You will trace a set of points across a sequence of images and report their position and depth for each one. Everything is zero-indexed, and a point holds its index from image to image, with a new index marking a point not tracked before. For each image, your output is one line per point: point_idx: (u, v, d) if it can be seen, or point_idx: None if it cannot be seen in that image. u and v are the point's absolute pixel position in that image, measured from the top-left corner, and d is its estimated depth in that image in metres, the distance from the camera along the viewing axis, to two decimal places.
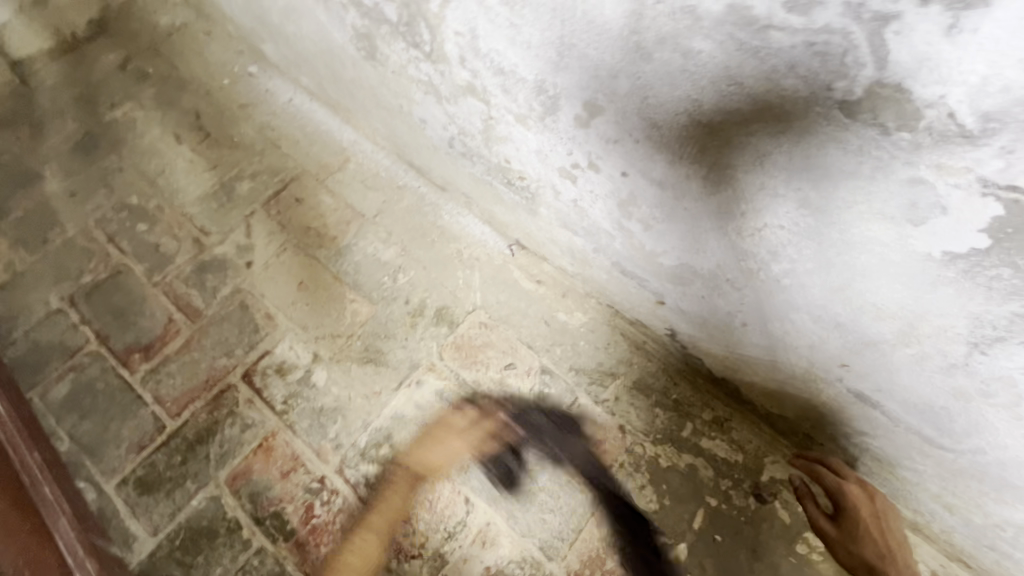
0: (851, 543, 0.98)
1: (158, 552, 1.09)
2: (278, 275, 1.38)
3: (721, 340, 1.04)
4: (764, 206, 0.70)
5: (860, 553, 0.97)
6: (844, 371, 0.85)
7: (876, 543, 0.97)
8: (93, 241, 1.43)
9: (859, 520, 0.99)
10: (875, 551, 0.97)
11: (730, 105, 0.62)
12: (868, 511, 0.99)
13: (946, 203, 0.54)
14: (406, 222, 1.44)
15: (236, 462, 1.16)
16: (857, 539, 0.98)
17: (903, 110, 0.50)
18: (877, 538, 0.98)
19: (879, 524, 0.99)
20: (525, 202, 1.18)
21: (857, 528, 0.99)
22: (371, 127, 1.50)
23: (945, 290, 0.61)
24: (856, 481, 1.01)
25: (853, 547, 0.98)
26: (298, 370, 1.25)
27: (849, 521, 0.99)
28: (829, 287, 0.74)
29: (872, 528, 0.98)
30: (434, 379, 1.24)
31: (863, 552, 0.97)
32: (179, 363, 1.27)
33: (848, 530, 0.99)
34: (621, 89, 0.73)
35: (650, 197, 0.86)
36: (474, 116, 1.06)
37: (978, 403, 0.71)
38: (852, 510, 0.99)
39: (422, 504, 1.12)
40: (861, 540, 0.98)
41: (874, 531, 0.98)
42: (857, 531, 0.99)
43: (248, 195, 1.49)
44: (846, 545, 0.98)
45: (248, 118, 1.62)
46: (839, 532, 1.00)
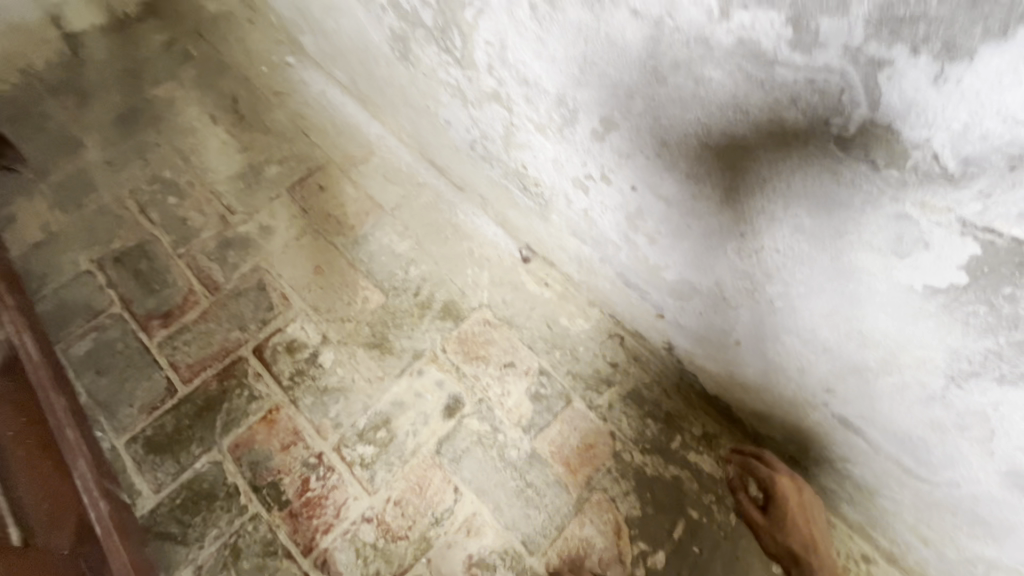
0: (778, 532, 1.05)
1: (159, 509, 1.13)
2: (296, 257, 1.43)
3: (716, 357, 1.07)
4: (762, 228, 0.74)
5: (784, 540, 1.03)
6: (830, 396, 0.88)
7: (803, 533, 1.03)
8: (125, 209, 1.50)
9: (785, 510, 1.05)
10: (802, 541, 1.02)
11: (736, 131, 0.66)
12: (797, 500, 1.05)
13: (928, 238, 0.57)
14: (423, 218, 1.49)
15: (240, 431, 1.21)
16: (783, 527, 1.04)
17: (892, 148, 0.53)
18: (804, 529, 1.03)
19: (805, 512, 1.04)
20: (539, 208, 1.22)
21: (785, 517, 1.05)
22: (397, 123, 1.55)
23: (926, 322, 0.64)
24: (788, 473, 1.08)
25: (780, 535, 1.04)
26: (306, 349, 1.31)
27: (778, 510, 1.06)
28: (819, 312, 0.77)
29: (797, 517, 1.04)
30: (435, 370, 1.29)
31: (789, 543, 1.03)
32: (195, 332, 1.33)
33: (775, 520, 1.06)
34: (635, 107, 0.77)
35: (656, 212, 0.90)
36: (496, 121, 1.11)
37: (954, 435, 0.73)
38: (781, 500, 1.06)
39: (413, 488, 1.16)
40: (789, 530, 1.04)
41: (801, 524, 1.03)
42: (784, 520, 1.05)
43: (275, 179, 1.55)
44: (774, 533, 1.05)
45: (281, 106, 1.68)
46: (768, 520, 1.07)
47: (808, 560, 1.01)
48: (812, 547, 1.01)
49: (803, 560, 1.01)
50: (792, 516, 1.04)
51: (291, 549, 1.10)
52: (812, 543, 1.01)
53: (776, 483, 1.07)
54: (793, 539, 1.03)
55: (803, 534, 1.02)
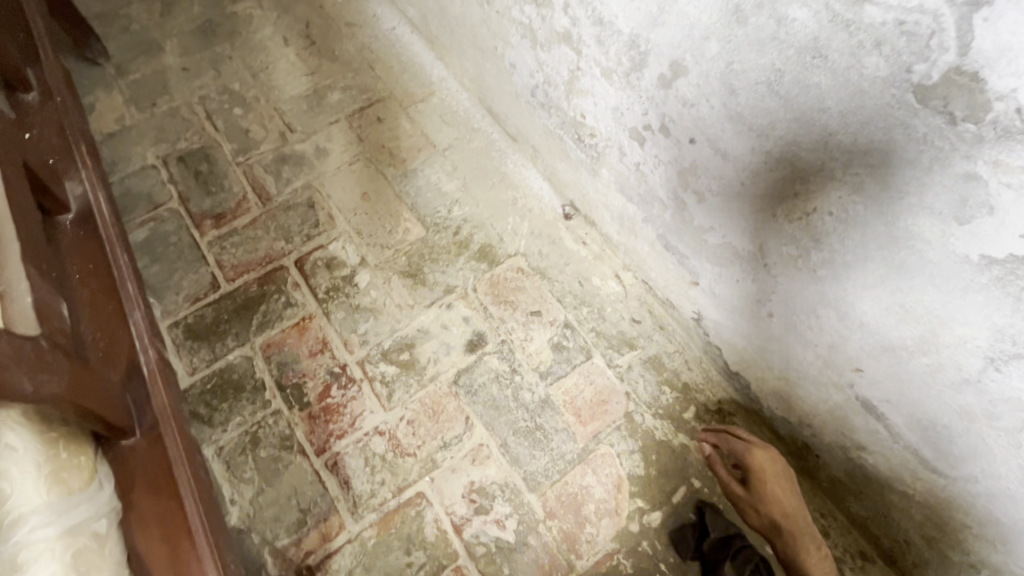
0: (759, 503, 1.04)
1: (191, 390, 1.21)
2: (347, 181, 1.48)
3: (745, 330, 1.07)
4: (818, 188, 0.73)
5: (765, 511, 1.03)
6: (857, 377, 0.87)
7: (781, 502, 1.03)
8: (193, 114, 1.57)
9: (762, 481, 1.05)
10: (780, 509, 1.03)
11: (811, 80, 0.65)
12: (771, 469, 1.06)
13: (995, 202, 0.56)
14: (473, 161, 1.51)
15: (273, 333, 1.27)
16: (763, 499, 1.04)
17: (974, 100, 0.52)
18: (781, 497, 1.03)
19: (780, 481, 1.05)
20: (590, 161, 1.22)
21: (764, 488, 1.05)
22: (461, 67, 1.57)
23: (975, 296, 0.63)
24: (760, 445, 1.09)
25: (760, 506, 1.04)
26: (345, 268, 1.35)
27: (756, 481, 1.06)
28: (862, 283, 0.76)
29: (775, 487, 1.04)
30: (463, 306, 1.32)
31: (770, 512, 1.03)
32: (243, 236, 1.39)
33: (755, 492, 1.05)
34: (709, 51, 0.76)
35: (711, 168, 0.90)
36: (563, 65, 1.11)
37: (982, 425, 0.72)
38: (757, 472, 1.06)
39: (427, 412, 1.20)
40: (768, 500, 1.04)
41: (777, 494, 1.04)
42: (763, 492, 1.05)
43: (336, 105, 1.60)
44: (754, 504, 1.05)
45: (351, 37, 1.72)
46: (747, 492, 1.06)
47: (787, 528, 1.01)
48: (790, 514, 1.02)
49: (783, 528, 1.01)
50: (769, 486, 1.04)
51: (306, 448, 1.16)
52: (789, 511, 1.02)
53: (751, 455, 1.07)
54: (771, 509, 1.03)
55: (780, 503, 1.03)
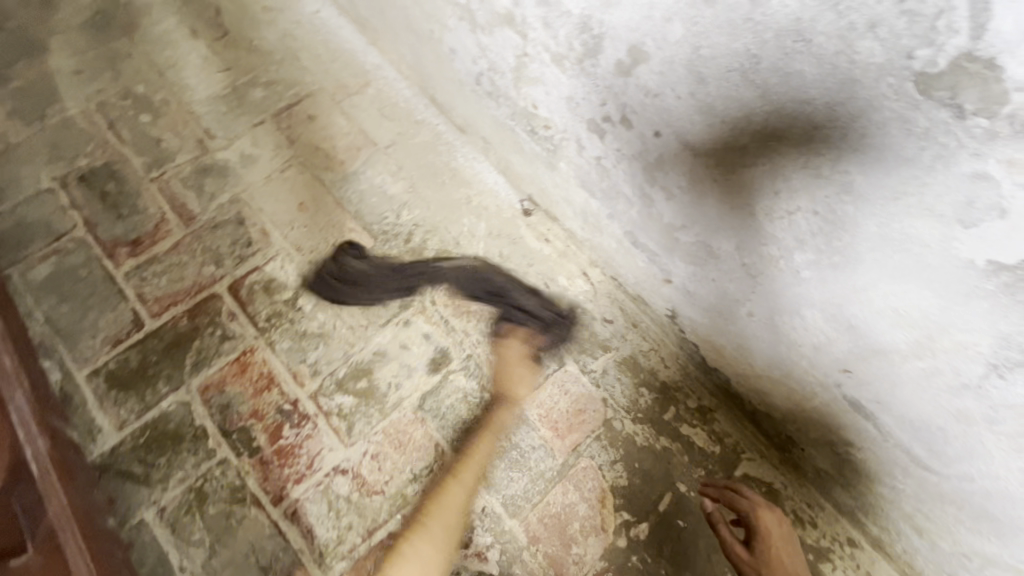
0: (764, 569, 0.92)
1: (121, 448, 1.07)
2: (279, 191, 1.32)
3: (723, 328, 1.01)
4: (802, 186, 0.65)
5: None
6: (845, 377, 0.82)
7: (790, 572, 0.91)
8: (92, 124, 1.37)
9: (768, 544, 0.94)
10: None
11: (792, 66, 0.57)
12: (779, 535, 0.95)
13: (1007, 205, 0.49)
14: (419, 158, 1.38)
15: (211, 372, 1.14)
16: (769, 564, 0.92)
17: (988, 90, 0.45)
18: (789, 565, 0.92)
19: (788, 549, 0.94)
20: (546, 154, 1.12)
21: (769, 552, 0.93)
22: (397, 52, 1.42)
23: (979, 303, 0.57)
24: (766, 505, 0.99)
25: (765, 573, 0.91)
26: (286, 291, 1.22)
27: (761, 543, 0.95)
28: (852, 286, 0.69)
29: (781, 552, 0.93)
30: (423, 322, 1.21)
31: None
32: (166, 263, 1.23)
33: (761, 556, 0.93)
34: (673, 35, 0.67)
35: (680, 163, 0.81)
36: (507, 50, 0.99)
37: (981, 428, 0.68)
38: (763, 533, 0.95)
39: (393, 444, 1.10)
40: (774, 567, 0.91)
41: (784, 563, 0.92)
42: (767, 557, 0.93)
43: (260, 104, 1.42)
44: (759, 571, 0.92)
45: (270, 23, 1.53)
46: (752, 556, 0.94)
47: None
48: None
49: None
50: (776, 551, 0.93)
51: (261, 498, 1.05)
52: None
53: (757, 515, 0.97)
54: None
55: (789, 573, 0.90)
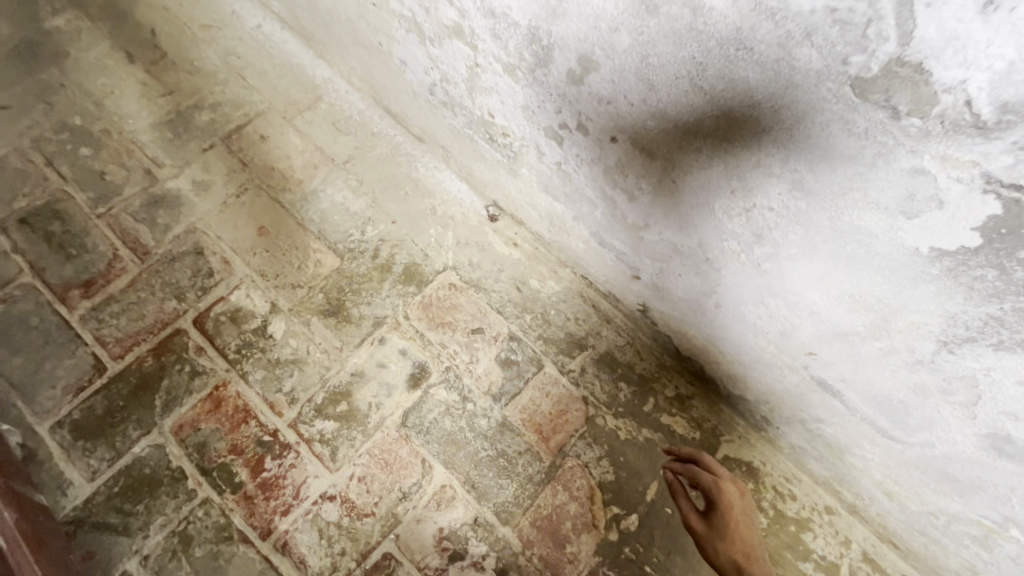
0: None
1: (95, 499, 1.03)
2: (237, 217, 1.29)
3: (693, 320, 1.03)
4: (756, 184, 0.67)
5: (727, 550, 0.97)
6: (811, 359, 0.85)
7: (739, 545, 0.97)
8: (27, 162, 1.30)
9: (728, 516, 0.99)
10: (740, 550, 1.00)
11: (737, 72, 0.58)
12: (739, 508, 1.01)
13: (944, 196, 0.52)
14: (379, 171, 1.36)
15: (183, 411, 1.11)
16: None
17: (918, 93, 0.47)
18: (742, 537, 0.98)
19: (745, 521, 1.00)
20: (507, 161, 1.12)
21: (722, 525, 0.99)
22: (346, 64, 1.39)
23: (926, 286, 0.60)
24: (729, 479, 1.03)
25: None
26: (254, 319, 1.19)
27: (715, 516, 1.00)
28: (810, 275, 0.72)
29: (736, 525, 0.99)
30: (398, 338, 1.20)
31: (733, 552, 0.96)
32: (123, 302, 1.19)
33: None
34: (621, 45, 0.67)
35: (638, 166, 0.82)
36: (459, 61, 0.98)
37: (937, 399, 0.72)
38: (725, 507, 1.00)
39: (379, 464, 1.10)
40: (725, 538, 1.00)
41: (741, 532, 0.99)
42: (722, 530, 1.00)
43: (207, 127, 1.37)
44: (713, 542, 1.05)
45: (210, 42, 1.47)
46: (708, 529, 1.06)
47: None
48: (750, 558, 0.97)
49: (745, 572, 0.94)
50: (734, 523, 0.99)
51: (248, 534, 1.03)
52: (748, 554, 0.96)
53: (721, 488, 1.01)
54: (734, 548, 0.97)
55: (745, 545, 0.97)
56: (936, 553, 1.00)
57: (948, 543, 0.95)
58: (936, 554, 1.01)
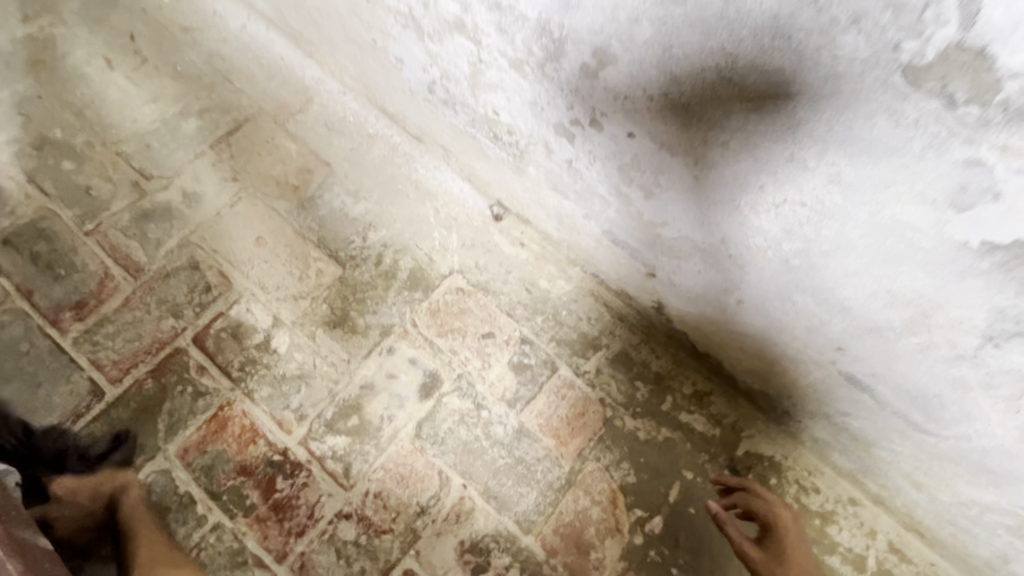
0: (776, 567, 0.96)
1: (100, 530, 1.00)
2: (232, 227, 1.24)
3: (712, 316, 1.00)
4: (788, 179, 0.64)
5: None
6: (839, 355, 0.83)
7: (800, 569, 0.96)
8: (7, 179, 1.23)
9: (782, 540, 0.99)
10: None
11: (771, 63, 0.55)
12: (795, 533, 1.00)
13: (1001, 188, 0.49)
14: (378, 174, 1.32)
15: (188, 434, 1.07)
16: (782, 561, 0.96)
17: (979, 80, 0.44)
18: (801, 563, 0.97)
19: (800, 546, 0.99)
20: (512, 159, 1.08)
21: (782, 549, 0.98)
22: (337, 63, 1.34)
23: (973, 281, 0.57)
24: (782, 503, 1.03)
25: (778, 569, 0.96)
26: (257, 334, 1.15)
27: (775, 542, 0.99)
28: (843, 271, 0.69)
29: (794, 551, 0.98)
30: (407, 346, 1.16)
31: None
32: (118, 323, 1.14)
33: (772, 552, 0.98)
34: (642, 36, 0.64)
35: (656, 162, 0.79)
36: (460, 57, 0.94)
37: (977, 393, 0.69)
38: (781, 531, 1.00)
39: (394, 478, 1.06)
40: (787, 564, 0.96)
41: (797, 556, 0.98)
42: (781, 554, 0.97)
43: (195, 135, 1.32)
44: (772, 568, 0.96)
45: (193, 45, 1.41)
46: (764, 555, 0.97)
47: None
48: None
49: None
50: (788, 547, 0.98)
51: (264, 557, 1.00)
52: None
53: (777, 513, 1.01)
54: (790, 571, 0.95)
55: (802, 568, 0.96)
56: (966, 542, 0.99)
57: (979, 532, 0.94)
58: (964, 543, 1.00)
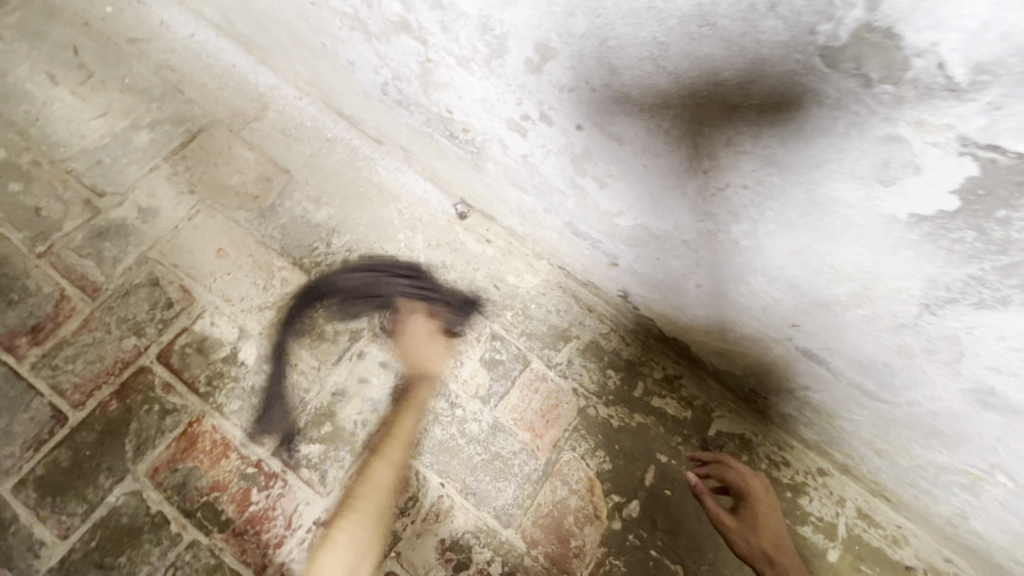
0: (749, 533, 1.03)
1: (72, 557, 0.97)
2: (192, 240, 1.21)
3: (674, 301, 1.02)
4: (728, 163, 0.66)
5: (757, 542, 1.02)
6: (794, 331, 0.85)
7: (771, 534, 1.03)
8: None
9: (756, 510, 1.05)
10: (772, 540, 1.02)
11: (700, 51, 0.56)
12: (766, 499, 1.07)
13: (920, 162, 0.51)
14: (339, 179, 1.31)
15: (157, 453, 1.05)
16: (754, 527, 1.03)
17: (889, 59, 0.45)
18: (772, 527, 1.04)
19: (772, 513, 1.06)
20: (470, 156, 1.08)
21: (755, 516, 1.04)
22: (291, 68, 1.32)
23: (906, 252, 0.59)
24: (754, 473, 1.09)
25: (750, 535, 1.03)
26: (223, 348, 1.13)
27: (748, 509, 1.05)
28: (789, 249, 0.71)
29: (766, 517, 1.04)
30: (378, 350, 1.16)
31: (761, 543, 1.02)
32: (78, 345, 1.11)
33: (745, 518, 1.05)
34: (578, 29, 0.64)
35: (606, 152, 0.79)
36: (409, 57, 0.94)
37: (921, 359, 0.72)
38: (752, 498, 1.06)
39: (371, 482, 1.06)
40: (759, 530, 1.03)
41: (770, 524, 1.04)
42: (753, 520, 1.04)
43: (148, 148, 1.29)
44: (744, 534, 1.03)
45: (140, 56, 1.37)
46: (737, 521, 1.04)
47: (779, 561, 1.00)
48: (781, 546, 1.02)
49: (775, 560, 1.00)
50: (761, 515, 1.04)
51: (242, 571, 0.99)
52: (780, 542, 1.02)
53: (748, 483, 1.07)
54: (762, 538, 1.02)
55: (773, 535, 1.03)
56: (927, 503, 1.03)
57: (937, 493, 0.98)
58: (926, 504, 1.04)
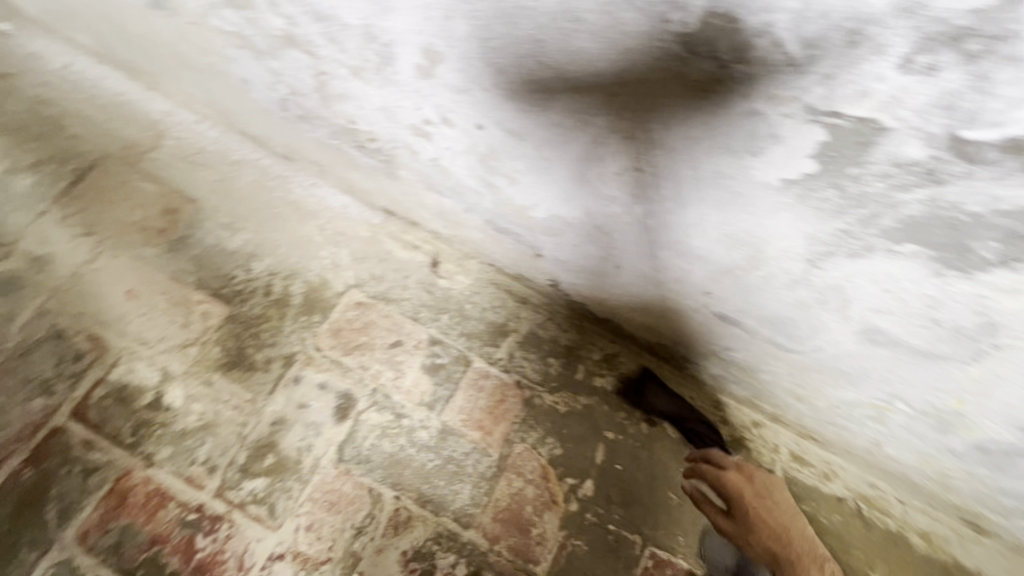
0: (750, 536, 1.07)
1: None
2: (96, 285, 1.14)
3: (600, 283, 1.06)
4: (620, 148, 0.68)
5: (760, 543, 1.05)
6: (708, 298, 0.91)
7: (772, 528, 1.06)
8: None
9: (747, 508, 1.08)
10: (775, 535, 1.06)
11: (574, 45, 0.58)
12: (751, 492, 1.10)
13: (779, 131, 0.55)
14: (252, 202, 1.26)
15: (85, 516, 0.98)
16: (752, 529, 1.06)
17: (735, 41, 0.49)
18: (769, 521, 1.07)
19: (764, 504, 1.08)
20: (383, 165, 1.07)
21: (749, 517, 1.07)
22: (184, 92, 1.26)
23: (785, 214, 0.64)
24: (731, 468, 1.12)
25: (752, 537, 1.06)
26: (146, 393, 1.07)
27: (740, 509, 1.08)
28: (689, 223, 0.75)
29: (760, 512, 1.08)
30: (314, 372, 1.13)
31: (765, 542, 1.05)
32: None
33: (741, 518, 1.08)
34: (458, 32, 0.65)
35: (510, 148, 0.81)
36: (302, 71, 0.91)
37: (816, 309, 0.78)
38: (738, 497, 1.09)
39: (324, 507, 1.04)
40: (756, 529, 1.06)
41: (766, 516, 1.07)
42: (748, 519, 1.07)
43: (32, 193, 1.19)
44: (745, 537, 1.07)
45: (10, 93, 1.26)
46: (736, 524, 1.07)
47: (790, 555, 1.04)
48: (786, 539, 1.05)
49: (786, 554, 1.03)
50: (755, 511, 1.08)
51: None
52: (780, 534, 1.05)
53: (728, 483, 1.10)
54: (763, 536, 1.06)
55: (771, 529, 1.06)
56: (848, 438, 1.12)
57: (854, 427, 1.07)
58: (847, 438, 1.13)
